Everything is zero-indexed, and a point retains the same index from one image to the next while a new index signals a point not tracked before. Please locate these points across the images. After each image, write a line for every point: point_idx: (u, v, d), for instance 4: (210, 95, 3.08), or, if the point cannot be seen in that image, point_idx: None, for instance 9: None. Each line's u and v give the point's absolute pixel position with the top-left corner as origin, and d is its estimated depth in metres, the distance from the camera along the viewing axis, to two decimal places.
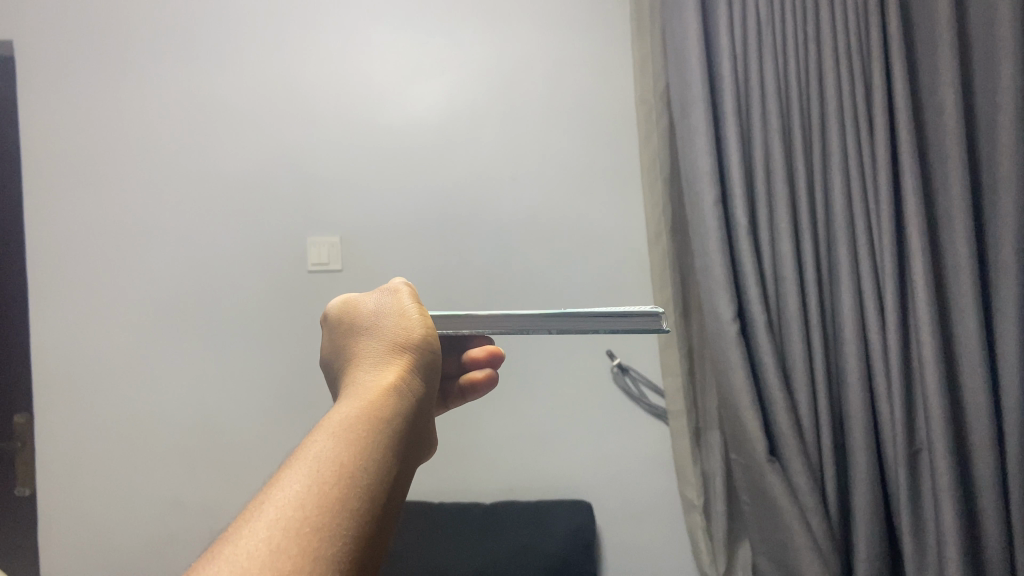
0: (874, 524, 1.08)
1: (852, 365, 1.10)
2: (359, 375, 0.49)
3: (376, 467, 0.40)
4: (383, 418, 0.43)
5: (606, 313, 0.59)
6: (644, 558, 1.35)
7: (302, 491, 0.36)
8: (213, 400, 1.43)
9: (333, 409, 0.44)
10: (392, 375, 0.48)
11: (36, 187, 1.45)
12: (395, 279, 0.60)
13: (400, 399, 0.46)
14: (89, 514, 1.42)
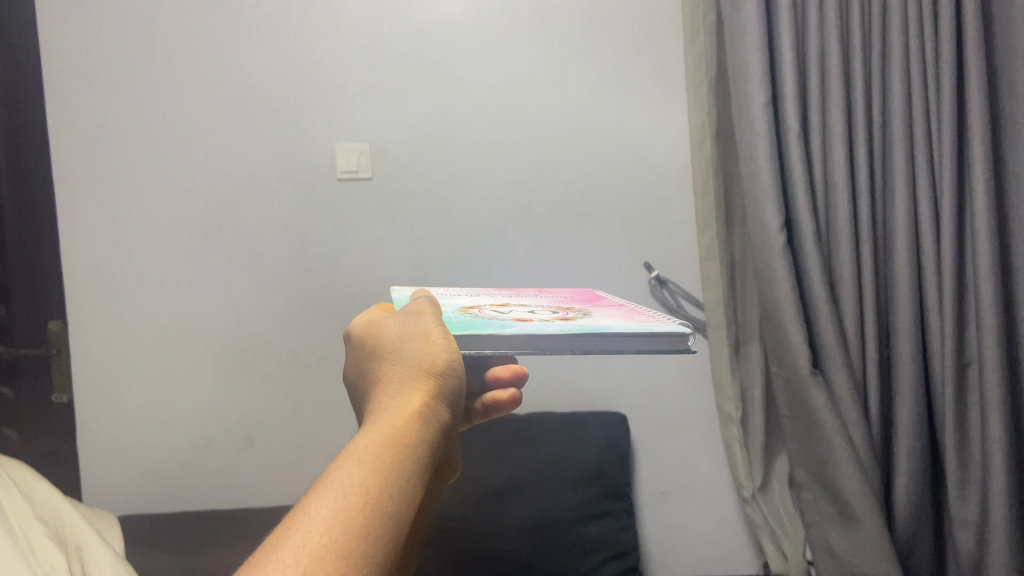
0: (917, 437, 1.07)
1: (902, 276, 1.06)
2: (384, 391, 0.47)
3: (401, 496, 0.39)
4: (409, 442, 0.42)
5: (632, 330, 0.53)
6: (678, 471, 1.35)
7: (328, 517, 0.36)
8: (244, 310, 1.39)
9: (360, 430, 0.43)
10: (417, 396, 0.46)
11: (56, 75, 1.33)
12: (422, 295, 0.57)
13: (426, 422, 0.44)
14: (127, 426, 1.39)
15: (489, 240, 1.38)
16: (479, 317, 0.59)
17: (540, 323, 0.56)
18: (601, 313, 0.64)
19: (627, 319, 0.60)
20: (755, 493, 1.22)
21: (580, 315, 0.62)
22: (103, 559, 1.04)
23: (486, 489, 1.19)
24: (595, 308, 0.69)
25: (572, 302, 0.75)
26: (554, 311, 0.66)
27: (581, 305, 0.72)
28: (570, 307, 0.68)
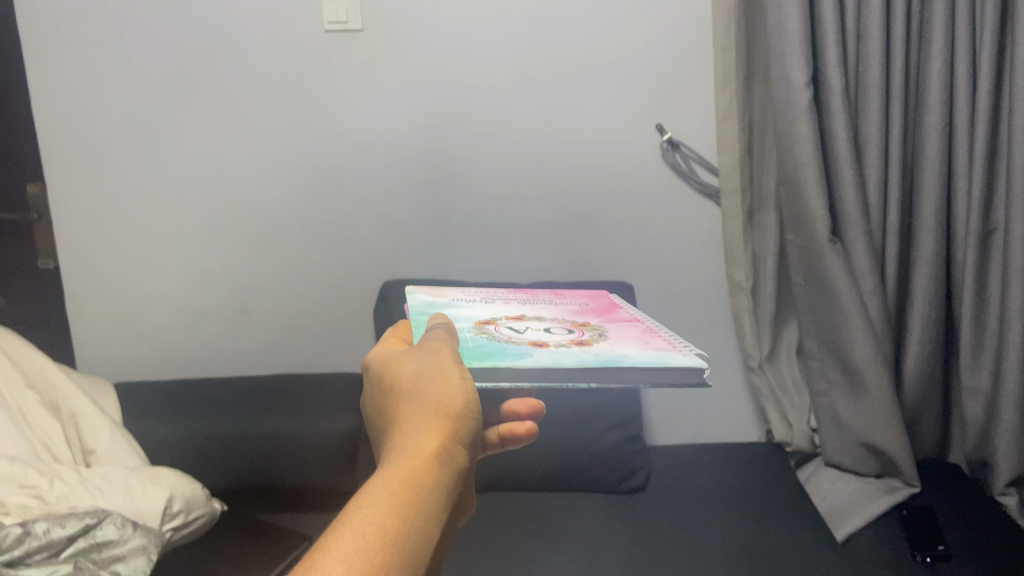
0: (933, 305, 1.05)
1: (932, 137, 1.00)
2: (403, 419, 0.48)
3: (409, 543, 0.40)
4: (421, 484, 0.43)
5: (648, 364, 0.49)
6: (685, 340, 1.32)
7: (339, 565, 0.38)
8: (227, 175, 1.29)
9: (377, 468, 0.45)
10: (432, 427, 0.46)
11: None
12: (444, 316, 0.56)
13: (441, 457, 0.45)
14: (118, 293, 1.34)
15: (495, 103, 1.24)
16: (492, 339, 0.55)
17: (555, 351, 0.51)
18: (618, 333, 0.59)
19: (642, 345, 0.55)
20: (762, 362, 1.19)
21: (595, 338, 0.57)
22: (99, 428, 1.02)
23: None
24: (608, 326, 0.63)
25: (586, 311, 0.69)
26: (571, 326, 0.61)
27: (595, 317, 0.66)
28: (583, 324, 0.62)
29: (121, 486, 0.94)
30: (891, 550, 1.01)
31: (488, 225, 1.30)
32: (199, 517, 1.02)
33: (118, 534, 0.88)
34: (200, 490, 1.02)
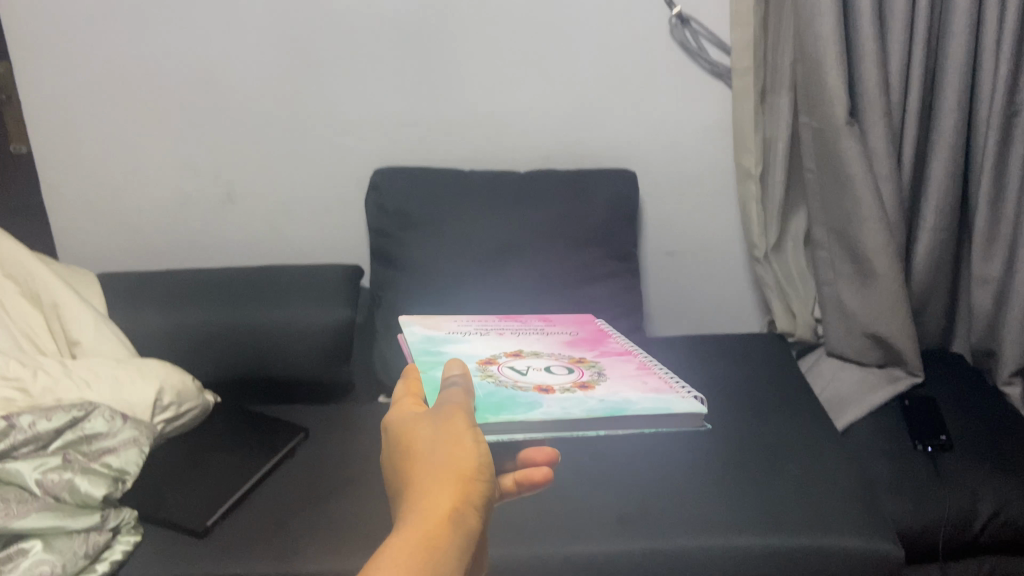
0: (949, 191, 1.01)
1: (961, 9, 0.93)
2: (418, 481, 0.51)
3: None
4: (432, 556, 0.47)
5: (653, 412, 0.52)
6: (688, 229, 1.28)
7: None
8: (206, 54, 1.18)
9: (393, 532, 0.48)
10: (446, 497, 0.49)
11: None
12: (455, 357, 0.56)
13: (452, 527, 0.49)
14: (96, 178, 1.27)
15: None
16: (501, 385, 0.55)
17: (563, 399, 0.53)
18: (615, 369, 0.60)
19: (642, 389, 0.56)
20: (768, 253, 1.16)
21: (595, 380, 0.57)
22: (81, 318, 0.99)
23: (495, 245, 1.13)
24: (603, 361, 0.62)
25: (578, 341, 0.67)
26: (570, 361, 0.61)
27: (588, 349, 0.65)
28: (581, 361, 0.61)
29: (108, 377, 0.93)
30: (892, 439, 1.01)
31: (488, 100, 1.21)
32: (191, 409, 1.00)
33: (108, 427, 0.87)
34: (195, 384, 1.01)
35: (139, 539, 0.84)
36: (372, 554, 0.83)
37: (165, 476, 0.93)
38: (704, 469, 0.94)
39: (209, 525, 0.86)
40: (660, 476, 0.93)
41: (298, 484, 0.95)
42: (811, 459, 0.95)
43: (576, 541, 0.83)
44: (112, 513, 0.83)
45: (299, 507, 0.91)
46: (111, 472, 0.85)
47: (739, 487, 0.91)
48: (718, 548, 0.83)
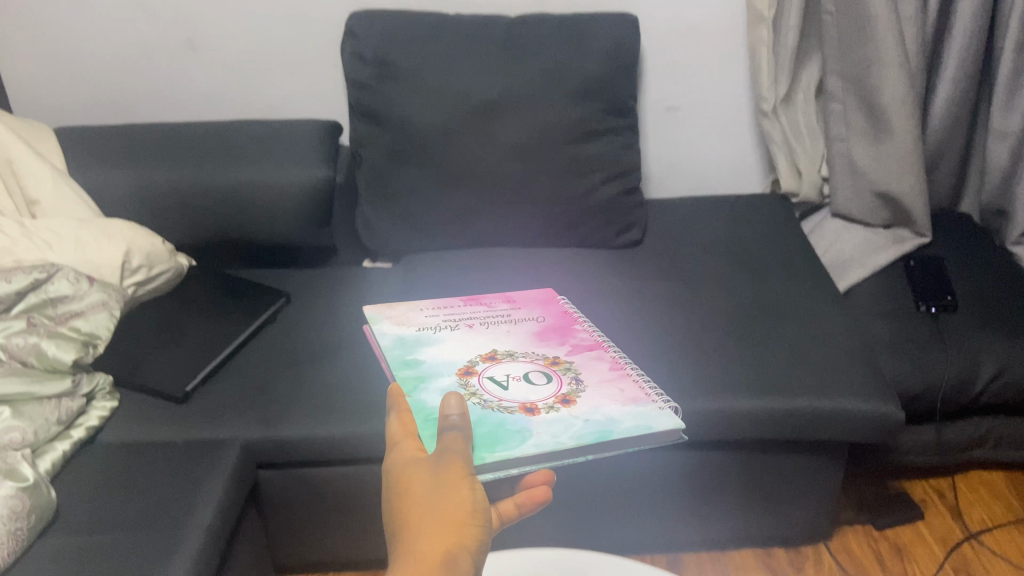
0: (973, 42, 0.97)
1: None
2: (411, 534, 0.46)
3: None
4: None
5: (635, 434, 0.49)
6: (691, 83, 1.18)
7: None
8: None
9: None
10: (439, 555, 0.45)
11: None
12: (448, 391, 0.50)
13: None
14: (43, 21, 1.16)
15: None
16: (486, 408, 0.51)
17: (552, 423, 0.49)
18: (589, 372, 0.56)
19: (616, 401, 0.52)
20: (776, 107, 1.08)
21: (574, 393, 0.53)
22: (41, 176, 0.93)
23: (471, 105, 1.01)
24: (572, 360, 0.57)
25: (546, 331, 0.62)
26: (546, 365, 0.56)
27: (562, 347, 0.59)
28: (553, 364, 0.56)
29: (71, 238, 0.87)
30: (896, 301, 0.98)
31: None
32: (163, 273, 0.95)
33: (74, 290, 0.82)
34: (165, 246, 0.95)
35: (114, 405, 0.82)
36: (358, 421, 0.80)
37: (141, 340, 0.89)
38: (701, 333, 0.90)
39: (188, 391, 0.83)
40: (652, 337, 0.89)
41: (278, 348, 0.91)
42: (813, 320, 0.91)
43: None
44: (84, 379, 0.80)
45: (279, 372, 0.87)
46: (80, 337, 0.81)
47: (736, 348, 0.87)
48: (713, 410, 0.80)
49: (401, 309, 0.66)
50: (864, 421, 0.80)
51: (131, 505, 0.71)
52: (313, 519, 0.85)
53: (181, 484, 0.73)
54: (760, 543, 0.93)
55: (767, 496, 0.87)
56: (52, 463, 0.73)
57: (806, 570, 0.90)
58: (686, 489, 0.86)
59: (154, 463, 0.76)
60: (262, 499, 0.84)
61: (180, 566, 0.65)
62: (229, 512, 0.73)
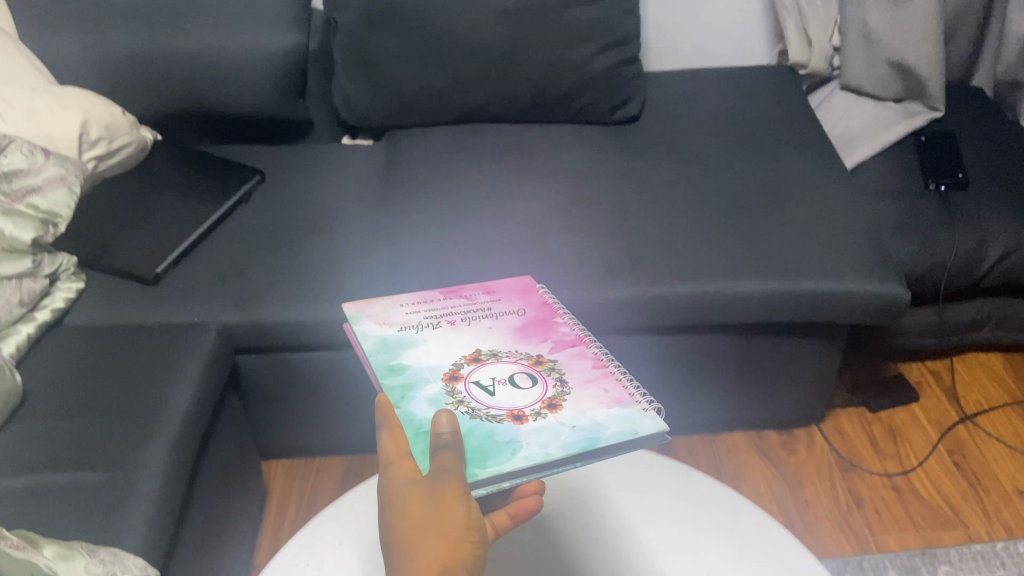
0: None
1: None
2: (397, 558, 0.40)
3: None
4: None
5: (620, 440, 0.44)
6: None
7: None
8: None
9: None
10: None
11: None
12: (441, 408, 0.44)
13: None
14: None
15: None
16: (474, 417, 0.45)
17: (540, 432, 0.44)
18: (577, 370, 0.49)
19: (600, 402, 0.47)
20: None
21: (559, 393, 0.47)
22: None
23: None
24: (556, 357, 0.51)
25: (526, 324, 0.54)
26: (527, 365, 0.49)
27: (545, 343, 0.52)
28: (536, 362, 0.50)
29: (22, 107, 0.81)
30: (904, 179, 0.93)
31: None
32: (126, 146, 0.89)
33: (28, 164, 0.76)
34: (127, 117, 0.89)
35: (81, 286, 0.78)
36: (341, 302, 0.76)
37: (106, 219, 0.84)
38: (703, 211, 0.85)
39: (160, 273, 0.78)
40: (652, 215, 0.85)
41: (253, 227, 0.86)
42: (818, 197, 0.87)
43: (560, 290, 0.76)
44: (46, 259, 0.75)
45: (255, 252, 0.82)
46: (38, 215, 0.75)
47: (737, 226, 0.83)
48: (713, 292, 0.76)
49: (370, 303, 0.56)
50: (870, 303, 0.77)
51: (102, 390, 0.68)
52: (296, 404, 0.82)
53: (154, 368, 0.70)
54: (754, 426, 0.91)
55: (763, 379, 0.85)
56: (16, 347, 0.69)
57: (799, 452, 0.89)
58: (681, 371, 0.83)
59: (126, 347, 0.72)
60: (242, 384, 0.80)
61: (155, 451, 0.62)
62: (207, 396, 0.70)
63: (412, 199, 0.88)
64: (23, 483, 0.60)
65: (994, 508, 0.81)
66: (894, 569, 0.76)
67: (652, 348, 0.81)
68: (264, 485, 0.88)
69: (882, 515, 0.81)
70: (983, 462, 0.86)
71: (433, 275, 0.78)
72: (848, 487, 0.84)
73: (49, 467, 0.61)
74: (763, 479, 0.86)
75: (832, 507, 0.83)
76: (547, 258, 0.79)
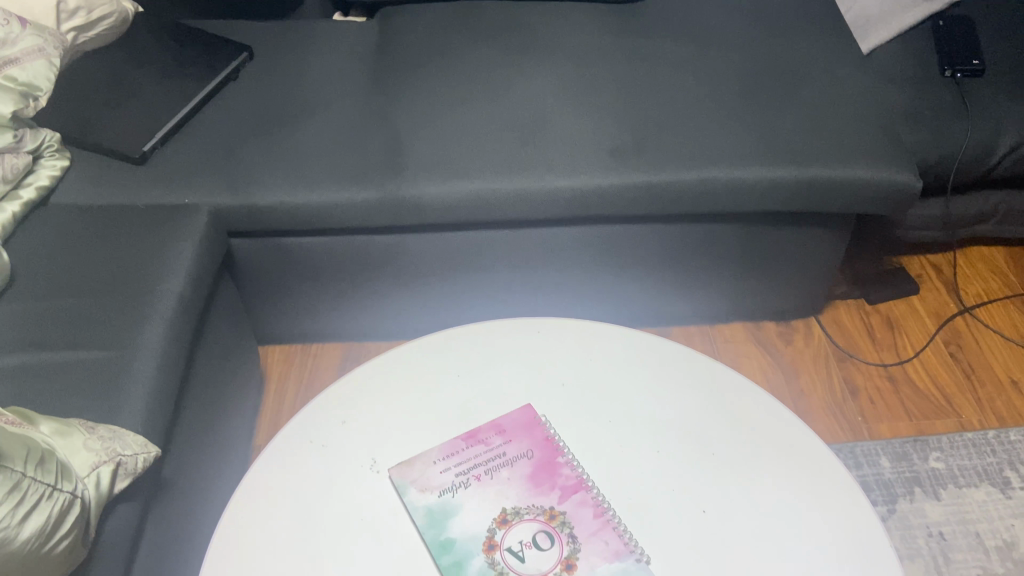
0: None
1: None
2: None
3: None
4: None
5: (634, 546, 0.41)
6: None
7: None
8: None
9: None
10: None
11: None
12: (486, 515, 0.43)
13: None
14: None
15: None
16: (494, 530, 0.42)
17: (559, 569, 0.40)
18: (596, 552, 0.41)
19: (613, 556, 0.40)
20: None
21: (574, 550, 0.41)
22: None
23: None
24: (568, 505, 0.43)
25: (548, 448, 0.46)
26: (542, 543, 0.41)
27: (567, 500, 0.43)
28: (556, 520, 0.42)
29: None
30: (919, 66, 0.90)
31: None
32: (106, 16, 0.84)
33: (4, 34, 0.72)
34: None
35: (66, 163, 0.75)
36: (335, 184, 0.73)
37: (88, 95, 0.80)
38: (711, 94, 0.82)
39: (147, 152, 0.76)
40: (657, 98, 0.81)
41: (243, 105, 0.82)
42: (831, 82, 0.83)
43: (563, 175, 0.74)
44: (27, 135, 0.72)
45: (246, 132, 0.79)
46: (17, 88, 0.72)
47: (746, 111, 0.80)
48: (720, 178, 0.74)
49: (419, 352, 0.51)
50: (879, 191, 0.75)
51: (93, 270, 0.66)
52: (292, 289, 0.81)
53: (146, 249, 0.68)
54: (752, 317, 0.90)
55: (766, 269, 0.84)
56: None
57: (796, 342, 0.88)
58: (684, 260, 0.82)
59: (115, 227, 0.70)
60: (236, 268, 0.79)
61: (151, 331, 0.61)
62: (202, 278, 0.68)
63: (409, 80, 0.85)
64: (17, 361, 0.59)
65: (987, 397, 0.82)
66: (886, 456, 0.77)
67: (654, 237, 0.80)
68: (261, 371, 0.87)
69: (876, 404, 0.82)
70: (978, 353, 0.86)
71: (432, 158, 0.76)
72: (843, 376, 0.85)
73: (42, 345, 0.60)
74: (760, 368, 0.86)
75: (827, 395, 0.83)
76: (548, 143, 0.77)
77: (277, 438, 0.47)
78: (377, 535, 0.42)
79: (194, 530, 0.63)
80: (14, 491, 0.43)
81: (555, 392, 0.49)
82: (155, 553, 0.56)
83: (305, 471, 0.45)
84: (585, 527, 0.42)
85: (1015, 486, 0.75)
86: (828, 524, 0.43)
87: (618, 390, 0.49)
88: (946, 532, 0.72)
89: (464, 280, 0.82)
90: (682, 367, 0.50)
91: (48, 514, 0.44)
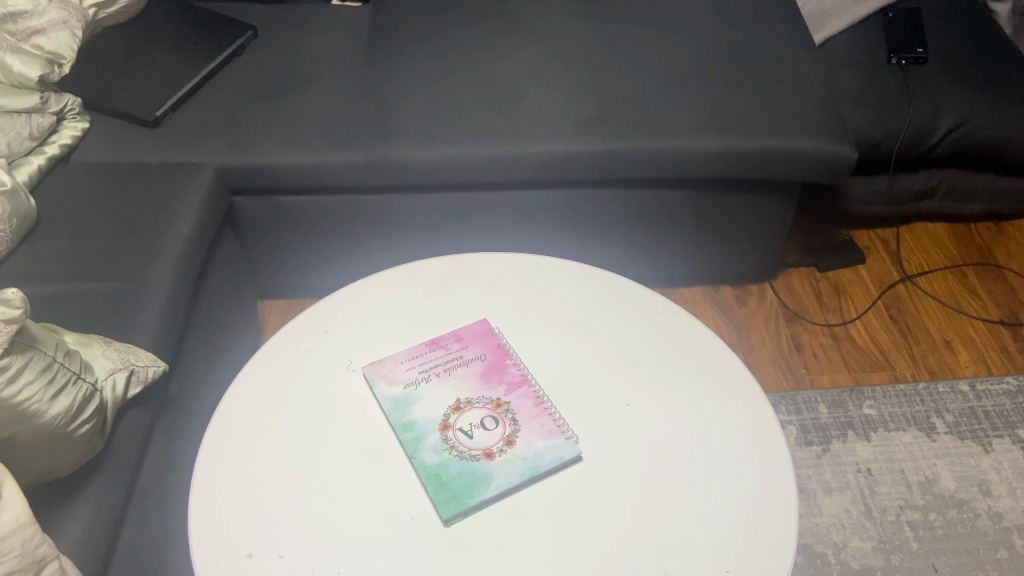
0: None
1: None
2: None
3: None
4: None
5: (567, 432, 0.49)
6: None
7: None
8: None
9: None
10: None
11: None
12: (437, 407, 0.50)
13: None
14: None
15: None
16: (446, 419, 0.49)
17: (503, 461, 0.47)
18: (530, 434, 0.49)
19: (547, 434, 0.48)
20: None
21: (514, 429, 0.49)
22: None
23: None
24: (511, 397, 0.51)
25: (496, 352, 0.54)
26: (488, 425, 0.49)
27: (508, 391, 0.51)
28: (501, 407, 0.50)
29: None
30: (869, 54, 0.98)
31: None
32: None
33: (32, 6, 0.81)
34: None
35: (86, 125, 0.83)
36: (326, 146, 0.81)
37: (106, 66, 0.88)
38: (673, 73, 0.90)
39: (159, 116, 0.84)
40: (623, 75, 0.89)
41: (246, 78, 0.90)
42: (783, 65, 0.91)
43: (534, 142, 0.82)
44: (52, 98, 0.80)
45: (249, 101, 0.87)
46: (44, 55, 0.81)
47: (704, 89, 0.88)
48: (675, 148, 0.82)
49: (396, 278, 0.60)
50: (818, 162, 0.83)
51: (111, 215, 0.74)
52: (289, 243, 0.89)
53: (156, 198, 0.76)
54: (711, 281, 0.98)
55: (721, 235, 0.92)
56: (29, 175, 0.76)
57: (750, 304, 0.96)
58: (645, 224, 0.90)
59: (130, 181, 0.78)
60: (237, 223, 0.87)
61: (160, 267, 0.69)
62: (206, 226, 0.76)
63: (399, 57, 0.93)
64: (43, 289, 0.67)
65: (922, 354, 0.90)
66: (824, 403, 0.85)
67: (617, 202, 0.87)
68: (260, 320, 0.95)
69: (818, 358, 0.90)
70: (916, 316, 0.94)
71: (415, 125, 0.84)
72: (791, 334, 0.93)
73: (64, 276, 0.68)
74: (715, 325, 0.94)
75: (775, 350, 0.91)
76: (522, 112, 0.85)
77: (268, 342, 0.55)
78: (352, 414, 0.50)
79: (195, 444, 0.70)
80: (47, 371, 0.51)
81: (506, 312, 0.57)
82: (160, 457, 0.64)
83: (290, 366, 0.53)
84: (524, 413, 0.50)
85: (940, 430, 0.82)
86: (730, 417, 0.51)
87: (562, 309, 0.57)
88: (873, 468, 0.79)
89: (446, 236, 0.90)
90: (616, 293, 0.59)
91: (73, 398, 0.52)
